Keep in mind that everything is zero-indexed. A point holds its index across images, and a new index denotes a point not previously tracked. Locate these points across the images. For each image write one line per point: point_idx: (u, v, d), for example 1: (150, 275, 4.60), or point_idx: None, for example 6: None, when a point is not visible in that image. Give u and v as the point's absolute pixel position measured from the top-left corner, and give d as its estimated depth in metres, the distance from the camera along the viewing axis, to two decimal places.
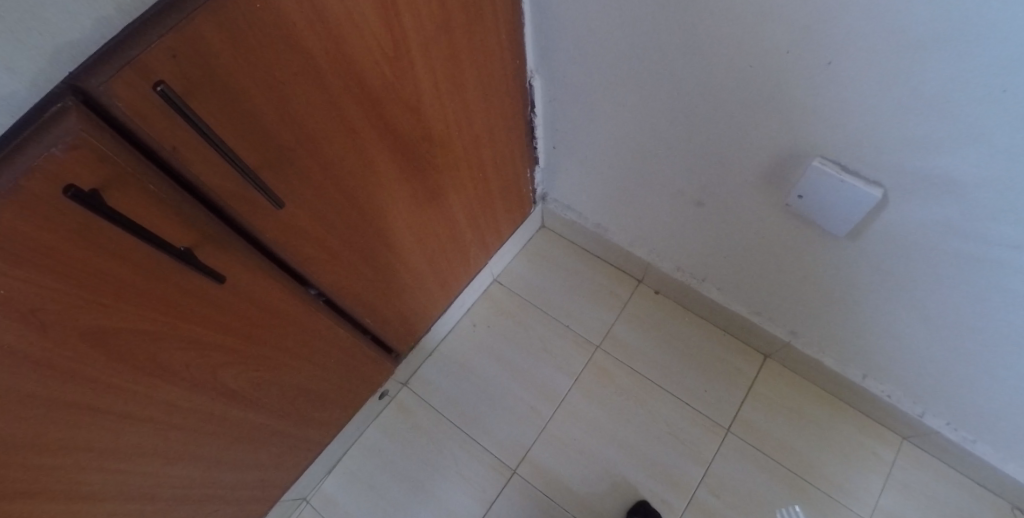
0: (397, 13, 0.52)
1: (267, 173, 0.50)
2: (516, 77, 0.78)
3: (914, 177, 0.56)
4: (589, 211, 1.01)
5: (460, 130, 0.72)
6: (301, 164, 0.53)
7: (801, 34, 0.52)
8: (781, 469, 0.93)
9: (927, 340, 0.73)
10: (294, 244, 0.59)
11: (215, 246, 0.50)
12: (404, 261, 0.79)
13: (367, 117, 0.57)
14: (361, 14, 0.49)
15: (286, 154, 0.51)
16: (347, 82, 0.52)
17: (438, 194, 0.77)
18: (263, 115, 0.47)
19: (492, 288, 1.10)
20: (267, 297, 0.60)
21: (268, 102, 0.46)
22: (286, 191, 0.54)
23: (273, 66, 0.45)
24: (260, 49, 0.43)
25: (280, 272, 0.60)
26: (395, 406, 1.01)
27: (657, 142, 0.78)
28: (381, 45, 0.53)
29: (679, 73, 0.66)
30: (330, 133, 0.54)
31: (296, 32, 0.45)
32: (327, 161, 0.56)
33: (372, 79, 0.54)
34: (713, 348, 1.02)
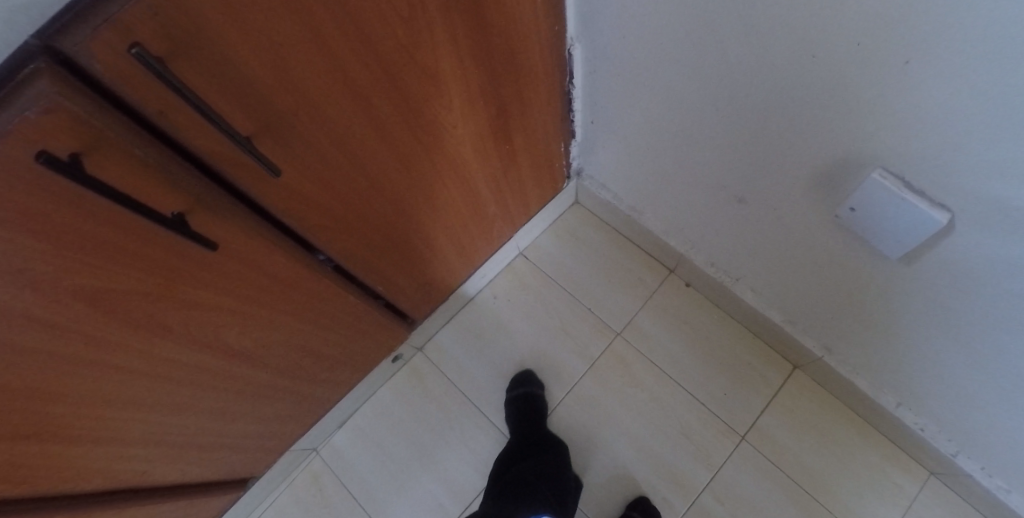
0: None
1: (263, 139, 0.48)
2: (554, 46, 0.72)
3: (991, 208, 0.48)
4: (625, 193, 0.95)
5: (485, 101, 0.68)
6: (303, 130, 0.51)
7: (875, 26, 0.43)
8: (793, 486, 0.89)
9: (973, 382, 0.66)
10: (297, 210, 0.57)
11: (210, 212, 0.49)
12: (420, 231, 0.77)
13: (378, 83, 0.53)
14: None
15: (284, 120, 0.49)
16: (355, 46, 0.48)
17: (459, 165, 0.73)
18: (258, 79, 0.44)
19: (517, 261, 1.06)
20: (270, 263, 0.59)
21: (263, 64, 0.43)
22: (285, 157, 0.51)
23: (268, 28, 0.42)
24: (252, 8, 0.40)
25: (282, 238, 0.59)
26: (408, 370, 1.02)
27: (702, 130, 0.70)
28: (395, 7, 0.49)
29: (732, 56, 0.58)
30: (334, 97, 0.51)
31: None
32: (331, 128, 0.53)
33: (383, 44, 0.50)
34: (740, 350, 0.96)
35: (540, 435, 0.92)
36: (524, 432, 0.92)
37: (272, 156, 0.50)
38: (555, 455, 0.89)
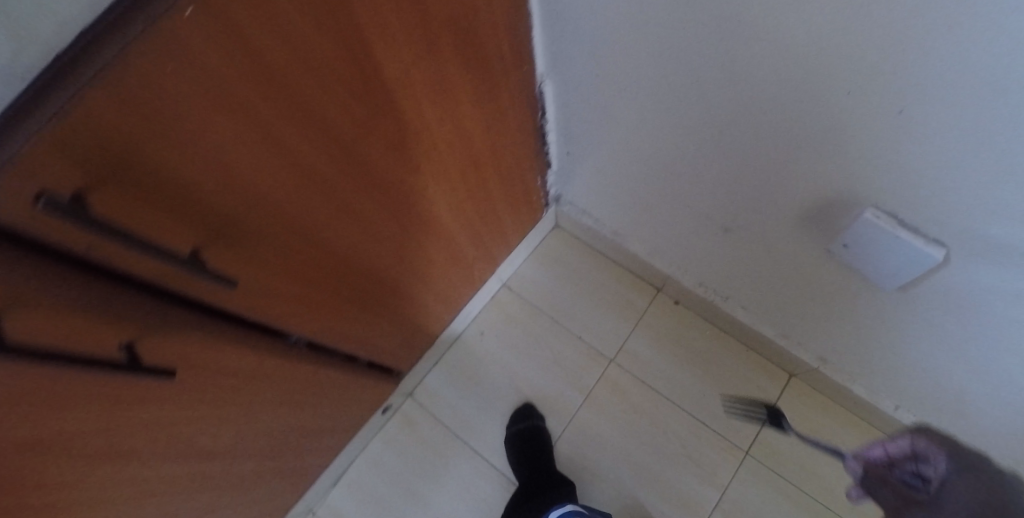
0: (366, 47, 0.44)
1: (213, 247, 0.43)
2: (523, 85, 0.69)
3: (984, 241, 0.48)
4: (606, 217, 0.91)
5: (455, 154, 0.64)
6: (260, 227, 0.46)
7: (864, 76, 0.43)
8: (801, 496, 0.86)
9: (967, 383, 0.66)
10: (261, 304, 0.52)
11: (160, 335, 0.44)
12: (400, 293, 0.72)
13: (339, 164, 0.49)
14: (318, 53, 0.40)
15: (237, 223, 0.44)
16: (308, 133, 0.44)
17: (434, 222, 0.68)
18: (201, 190, 0.39)
19: (500, 293, 1.02)
20: (237, 363, 0.54)
21: (208, 172, 0.39)
22: (243, 258, 0.47)
23: (210, 135, 0.37)
24: (186, 118, 0.35)
25: (249, 336, 0.54)
26: (400, 417, 0.98)
27: (686, 164, 0.69)
28: (349, 83, 0.45)
29: (712, 99, 0.57)
30: (292, 188, 0.46)
31: (235, 90, 0.36)
32: (291, 219, 0.48)
33: (340, 124, 0.46)
34: (735, 363, 0.93)
35: (549, 470, 0.89)
36: (533, 469, 0.89)
37: (227, 260, 0.45)
38: (567, 494, 0.86)
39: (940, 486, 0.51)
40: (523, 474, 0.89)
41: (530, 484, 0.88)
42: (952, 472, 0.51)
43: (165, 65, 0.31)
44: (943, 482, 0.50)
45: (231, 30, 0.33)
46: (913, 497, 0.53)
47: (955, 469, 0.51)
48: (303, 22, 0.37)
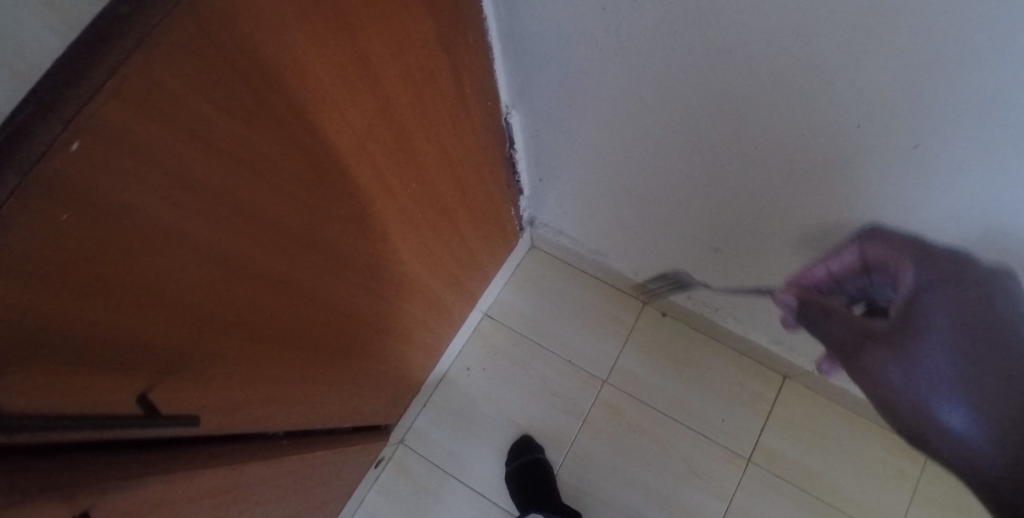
0: (318, 133, 0.39)
1: (162, 380, 0.38)
2: (488, 120, 0.64)
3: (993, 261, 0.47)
4: (586, 237, 0.87)
5: (424, 210, 0.59)
6: (215, 344, 0.41)
7: (870, 109, 0.40)
8: (808, 499, 0.84)
9: None
10: (227, 414, 0.47)
11: (117, 486, 0.35)
12: (379, 356, 0.67)
13: (300, 257, 0.44)
14: (257, 152, 0.34)
15: (187, 348, 0.38)
16: (261, 237, 0.39)
17: (409, 281, 0.63)
18: (138, 330, 0.34)
19: (482, 324, 0.97)
20: (219, 482, 0.47)
21: (140, 309, 0.33)
22: (199, 379, 0.41)
23: (137, 274, 0.31)
24: (106, 268, 0.29)
25: (221, 446, 0.48)
26: (392, 466, 0.92)
27: (671, 189, 0.65)
28: (301, 174, 0.39)
29: (700, 129, 0.53)
30: (248, 296, 0.41)
31: (164, 218, 0.30)
32: (249, 326, 0.43)
33: (295, 219, 0.41)
34: (729, 370, 0.91)
35: (550, 501, 0.85)
36: (533, 502, 0.85)
37: (179, 386, 0.40)
38: None
39: (901, 308, 0.40)
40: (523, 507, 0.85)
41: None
42: (922, 280, 0.41)
43: (60, 219, 0.25)
44: (907, 303, 0.40)
45: (146, 158, 0.27)
46: (865, 326, 0.43)
47: (927, 278, 0.41)
48: (236, 126, 0.32)
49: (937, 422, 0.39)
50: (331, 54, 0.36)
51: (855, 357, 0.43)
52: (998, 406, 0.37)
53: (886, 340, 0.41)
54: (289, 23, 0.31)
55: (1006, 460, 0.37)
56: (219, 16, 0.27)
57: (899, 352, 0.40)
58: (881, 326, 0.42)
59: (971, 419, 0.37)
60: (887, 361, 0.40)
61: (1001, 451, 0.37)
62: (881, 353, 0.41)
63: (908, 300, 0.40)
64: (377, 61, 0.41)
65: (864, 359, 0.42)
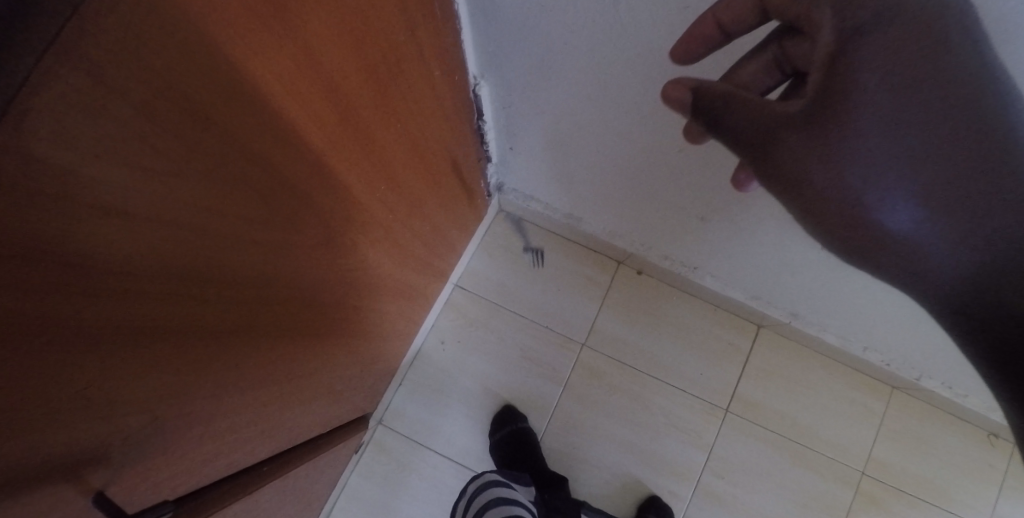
0: (274, 164, 0.33)
1: (133, 454, 0.34)
2: (457, 94, 0.56)
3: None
4: (559, 203, 0.81)
5: (395, 209, 0.52)
6: (186, 403, 0.36)
7: None
8: (783, 441, 0.89)
9: (946, 338, 0.71)
10: (213, 460, 0.44)
11: None
12: (356, 359, 0.62)
13: (264, 293, 0.38)
14: (193, 206, 0.27)
15: (155, 418, 0.34)
16: (221, 287, 0.33)
17: (381, 283, 0.57)
18: (96, 422, 0.29)
19: (453, 296, 0.91)
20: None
21: (85, 409, 0.27)
22: (175, 439, 0.37)
23: (61, 382, 0.25)
24: (52, 377, 0.24)
25: (210, 489, 0.45)
26: (374, 447, 0.89)
27: (659, 160, 0.60)
28: (258, 211, 0.33)
29: None
30: (215, 348, 0.36)
31: (107, 309, 0.25)
32: (222, 373, 0.39)
33: (255, 260, 0.35)
34: (706, 324, 0.91)
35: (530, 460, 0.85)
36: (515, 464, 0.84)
37: (151, 456, 0.36)
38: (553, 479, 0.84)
39: (823, 78, 0.31)
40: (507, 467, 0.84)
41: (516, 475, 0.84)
42: (844, 29, 0.30)
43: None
44: (828, 68, 0.30)
45: (79, 253, 0.22)
46: (771, 113, 0.34)
47: (852, 25, 0.29)
48: (186, 187, 0.26)
49: (881, 218, 0.31)
50: (272, 67, 0.29)
51: (749, 151, 0.35)
52: (953, 186, 0.29)
53: (802, 125, 0.32)
54: (225, 46, 0.24)
55: (969, 245, 0.29)
56: (123, 63, 0.19)
57: (819, 139, 0.31)
58: (795, 108, 0.33)
59: (920, 209, 0.30)
60: (796, 154, 0.33)
61: (964, 242, 0.29)
62: (796, 138, 0.32)
63: (827, 63, 0.30)
64: (334, 66, 0.34)
65: (770, 156, 0.34)
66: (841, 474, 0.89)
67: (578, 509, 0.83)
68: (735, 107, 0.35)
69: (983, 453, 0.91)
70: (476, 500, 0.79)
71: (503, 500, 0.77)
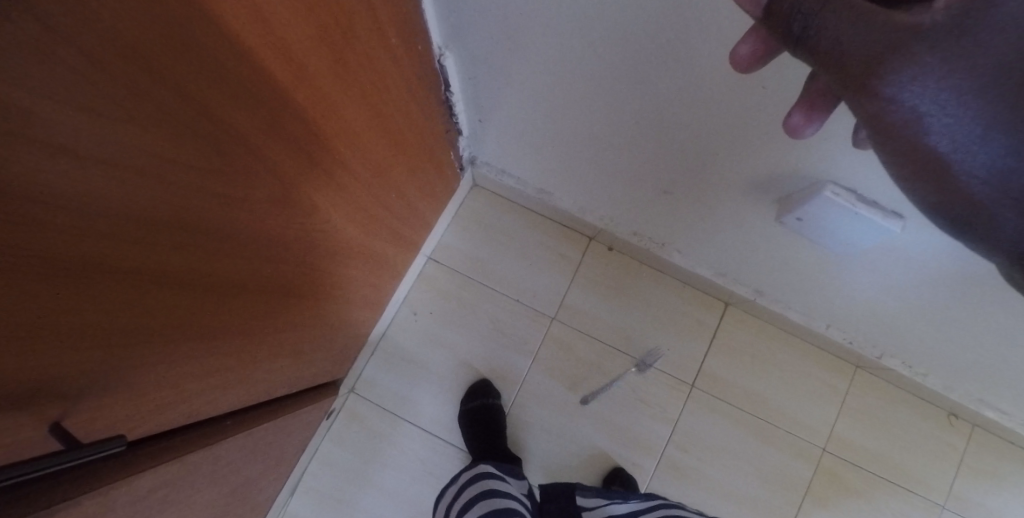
0: (231, 123, 0.34)
1: (101, 396, 0.35)
2: (421, 65, 0.58)
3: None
4: (530, 178, 0.82)
5: (358, 176, 0.54)
6: (145, 350, 0.37)
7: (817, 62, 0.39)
8: (748, 417, 0.91)
9: (904, 316, 0.73)
10: (176, 410, 0.45)
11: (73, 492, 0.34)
12: (322, 321, 0.64)
13: (226, 247, 0.40)
14: (146, 153, 0.28)
15: (115, 361, 0.35)
16: (179, 236, 0.34)
17: (346, 248, 0.59)
18: (62, 360, 0.30)
19: (426, 268, 0.93)
20: (177, 470, 0.46)
21: (52, 345, 0.29)
22: (138, 384, 0.39)
23: (19, 315, 0.26)
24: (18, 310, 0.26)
25: (172, 438, 0.47)
26: (345, 415, 0.91)
27: (619, 133, 0.62)
28: (214, 166, 0.34)
29: (651, 71, 0.50)
30: (173, 297, 0.37)
31: (69, 247, 0.26)
32: (181, 325, 0.40)
33: (214, 213, 0.36)
34: (675, 301, 0.93)
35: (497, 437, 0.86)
36: (480, 439, 0.85)
37: (114, 400, 0.37)
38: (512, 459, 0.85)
39: None
40: (472, 441, 0.85)
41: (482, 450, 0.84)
42: None
43: None
44: None
45: (41, 191, 0.23)
46: (887, 20, 0.26)
47: None
48: (140, 134, 0.27)
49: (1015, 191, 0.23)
50: (221, 24, 0.29)
51: (846, 70, 0.27)
52: None
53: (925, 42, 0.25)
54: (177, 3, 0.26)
55: None
56: (68, 11, 0.20)
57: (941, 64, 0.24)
58: (926, 18, 0.25)
59: None
60: (913, 81, 0.25)
61: None
62: (916, 57, 0.25)
63: None
64: (289, 29, 0.35)
65: (874, 80, 0.26)
66: (802, 449, 0.91)
67: (573, 494, 0.75)
68: (837, 7, 0.27)
69: (941, 431, 0.93)
70: (464, 492, 0.74)
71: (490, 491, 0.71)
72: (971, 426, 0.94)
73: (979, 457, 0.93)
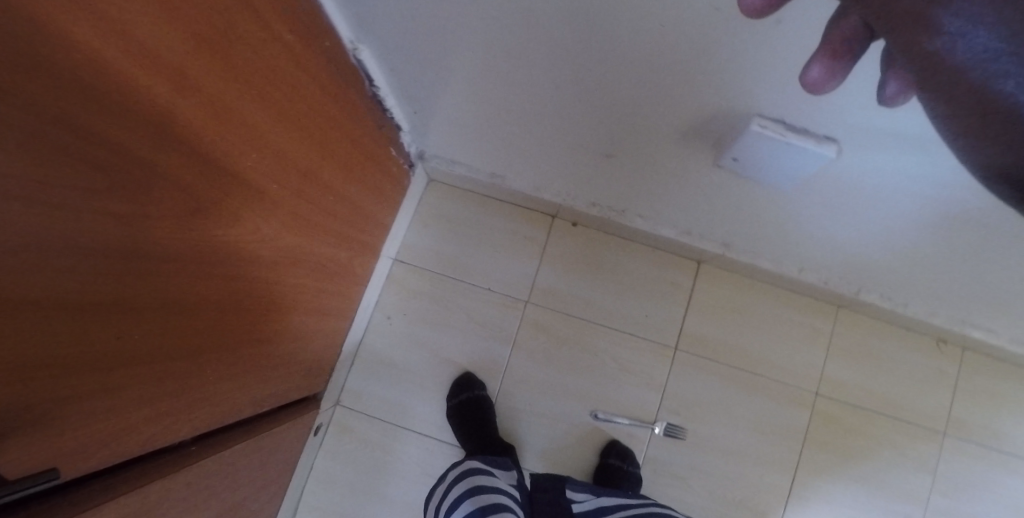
0: (120, 143, 0.33)
1: (32, 436, 0.34)
2: (331, 62, 0.57)
3: (869, 130, 0.46)
4: (478, 163, 0.82)
5: (280, 180, 0.53)
6: (74, 383, 0.36)
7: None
8: (737, 373, 0.91)
9: (869, 249, 0.72)
10: (125, 443, 0.44)
11: None
12: (279, 334, 0.63)
13: (138, 267, 0.38)
14: (24, 180, 0.27)
15: (41, 400, 0.34)
16: (80, 261, 0.33)
17: (287, 255, 0.58)
18: None
19: (394, 271, 0.92)
20: (142, 501, 0.45)
21: None
22: (74, 420, 0.38)
23: None
24: None
25: (127, 473, 0.46)
26: (335, 429, 0.90)
27: (549, 104, 0.61)
28: (106, 186, 0.33)
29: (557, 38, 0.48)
30: (89, 326, 0.36)
31: None
32: (108, 354, 0.38)
33: (115, 233, 0.35)
34: (647, 266, 0.92)
35: (491, 430, 0.85)
36: (472, 434, 0.84)
37: (49, 438, 0.36)
38: (508, 450, 0.84)
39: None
40: (463, 437, 0.85)
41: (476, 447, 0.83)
42: None
43: None
44: None
45: None
46: None
47: None
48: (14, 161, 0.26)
49: None
50: (72, 37, 0.28)
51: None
52: None
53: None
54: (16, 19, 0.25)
55: None
56: None
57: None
58: None
59: None
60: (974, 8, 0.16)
61: None
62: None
63: None
64: (153, 33, 0.34)
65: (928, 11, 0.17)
66: (795, 396, 0.91)
67: (563, 488, 0.76)
68: None
69: (933, 358, 0.93)
70: (452, 490, 0.72)
71: (477, 487, 0.70)
72: (961, 350, 0.93)
73: (973, 379, 0.93)
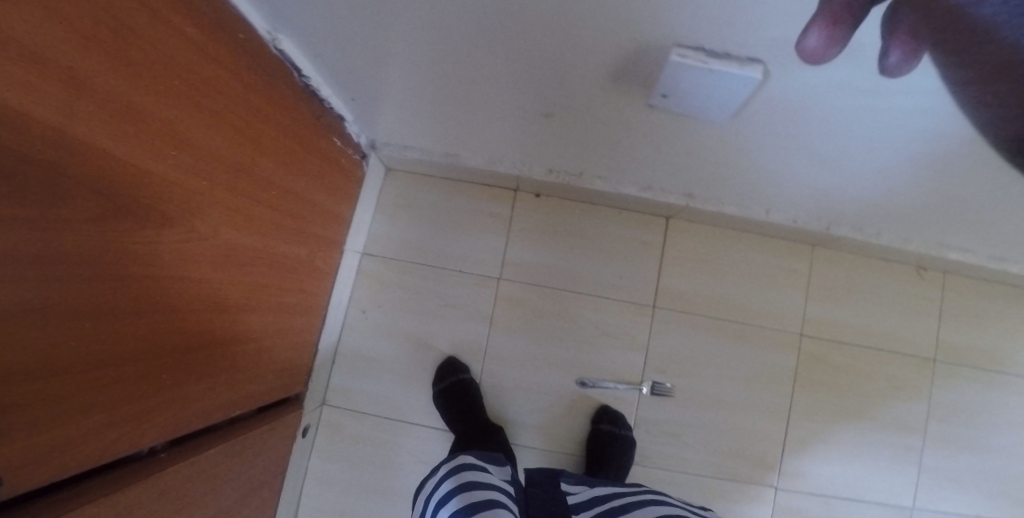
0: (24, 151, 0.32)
1: None
2: (249, 54, 0.56)
3: (790, 49, 0.45)
4: (429, 144, 0.82)
5: (209, 176, 0.52)
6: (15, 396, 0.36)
7: None
8: (719, 324, 0.90)
9: (827, 181, 0.71)
10: (83, 453, 0.44)
11: None
12: (237, 333, 0.63)
13: (66, 274, 0.38)
14: None
15: None
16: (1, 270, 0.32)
17: (230, 252, 0.57)
18: None
19: (363, 265, 0.91)
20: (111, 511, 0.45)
21: None
22: (23, 433, 0.37)
23: None
24: None
25: (89, 485, 0.45)
26: (325, 429, 0.90)
27: (479, 70, 0.60)
28: (18, 194, 0.32)
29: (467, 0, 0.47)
30: (21, 337, 0.35)
31: None
32: (46, 364, 0.38)
33: (36, 241, 0.35)
34: (615, 228, 0.91)
35: (479, 412, 0.85)
36: (459, 417, 0.84)
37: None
38: (497, 430, 0.84)
39: None
40: (451, 422, 0.84)
41: (466, 432, 0.83)
42: None
43: None
44: None
45: None
46: None
47: None
48: None
49: None
50: None
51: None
52: None
53: None
54: None
55: None
56: None
57: None
58: None
59: None
60: None
61: None
62: None
63: None
64: (49, 36, 0.33)
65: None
66: (781, 340, 0.90)
67: (557, 481, 0.75)
68: None
69: (915, 284, 0.92)
70: (441, 485, 0.69)
71: (468, 483, 0.67)
72: (942, 273, 0.92)
73: (958, 301, 0.92)
